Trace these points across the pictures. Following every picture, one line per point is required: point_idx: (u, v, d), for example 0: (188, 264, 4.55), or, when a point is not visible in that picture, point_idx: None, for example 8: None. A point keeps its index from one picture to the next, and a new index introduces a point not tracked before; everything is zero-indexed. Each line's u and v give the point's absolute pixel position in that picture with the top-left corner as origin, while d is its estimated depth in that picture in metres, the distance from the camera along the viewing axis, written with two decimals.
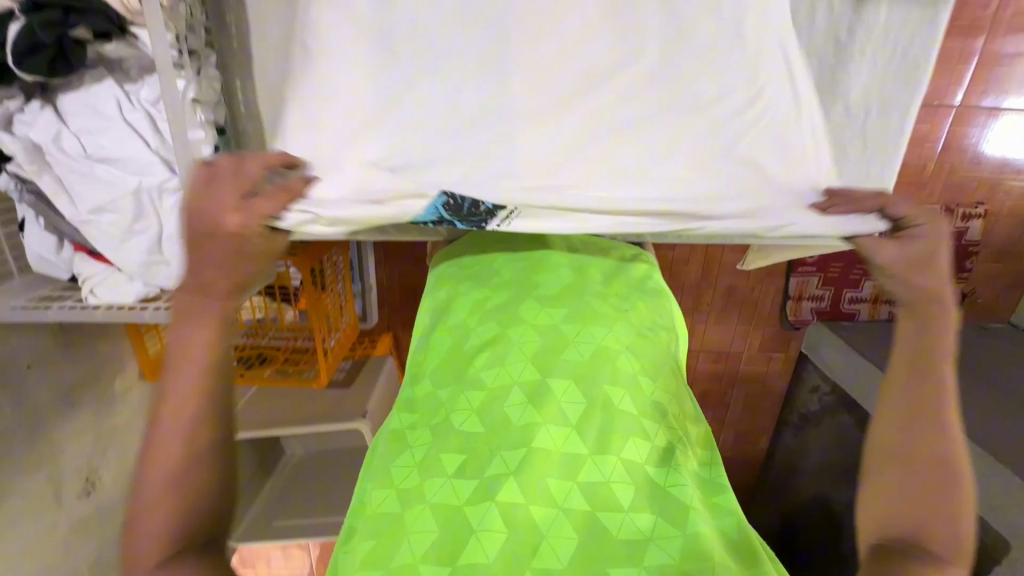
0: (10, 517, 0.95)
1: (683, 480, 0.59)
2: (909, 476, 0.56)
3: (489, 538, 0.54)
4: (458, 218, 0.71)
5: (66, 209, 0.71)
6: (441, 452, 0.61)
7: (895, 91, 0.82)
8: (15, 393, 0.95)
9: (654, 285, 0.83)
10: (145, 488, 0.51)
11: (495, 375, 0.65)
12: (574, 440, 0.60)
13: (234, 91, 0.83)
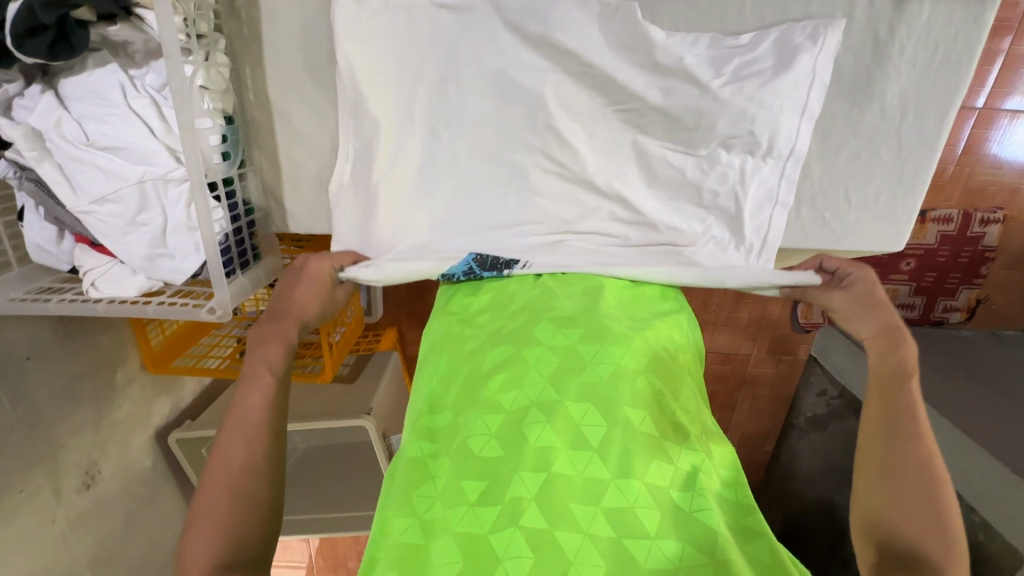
0: (9, 511, 0.93)
1: (707, 504, 0.57)
2: (903, 495, 0.58)
3: (514, 565, 0.52)
4: (485, 268, 0.79)
5: (66, 197, 0.68)
6: (462, 479, 0.59)
7: (937, 92, 0.77)
8: (13, 385, 0.93)
9: (674, 301, 0.80)
10: (201, 501, 0.57)
11: (513, 398, 0.63)
12: (596, 464, 0.57)
13: (243, 77, 0.79)
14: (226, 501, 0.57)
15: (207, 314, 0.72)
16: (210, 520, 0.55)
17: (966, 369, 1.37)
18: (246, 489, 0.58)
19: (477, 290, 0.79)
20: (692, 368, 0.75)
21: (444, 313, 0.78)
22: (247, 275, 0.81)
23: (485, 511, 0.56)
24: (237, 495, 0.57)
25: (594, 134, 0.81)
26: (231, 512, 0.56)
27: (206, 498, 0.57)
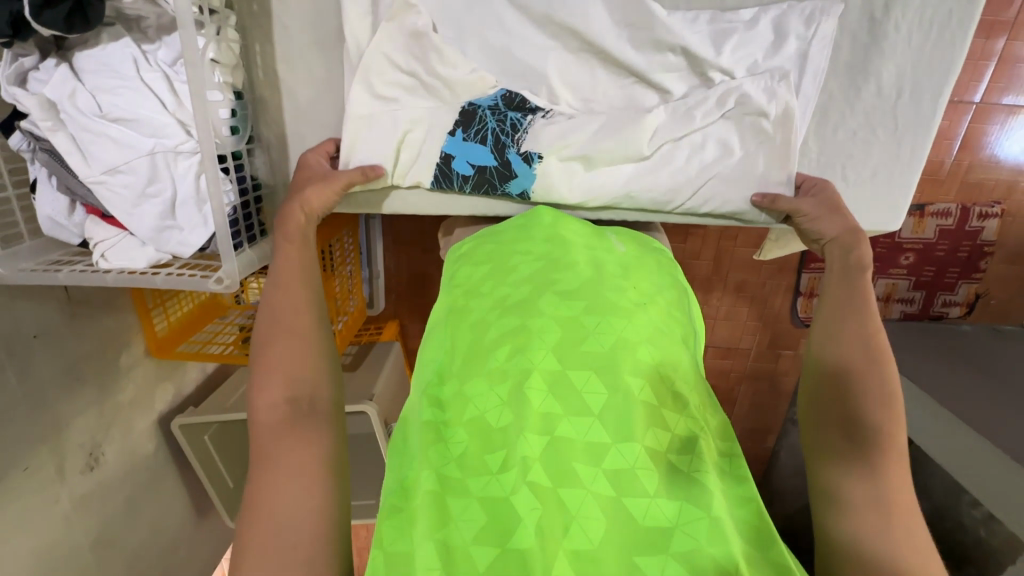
0: (13, 487, 0.93)
1: (704, 467, 0.58)
2: (868, 399, 0.62)
3: (531, 519, 0.53)
4: (511, 107, 0.81)
5: (79, 168, 0.69)
6: (474, 446, 0.59)
7: (930, 72, 0.79)
8: (20, 362, 0.94)
9: (675, 280, 0.82)
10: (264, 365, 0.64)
11: (516, 364, 0.62)
12: (598, 429, 0.58)
13: (253, 55, 0.80)
14: (290, 362, 0.64)
15: (214, 284, 0.74)
16: (278, 375, 0.63)
17: (963, 362, 1.38)
18: (307, 353, 0.66)
19: (480, 261, 0.80)
20: (693, 342, 0.75)
21: (450, 284, 0.79)
22: (253, 249, 0.82)
23: (501, 476, 0.56)
24: (300, 355, 0.65)
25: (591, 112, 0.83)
26: (294, 374, 0.64)
27: (269, 362, 0.64)
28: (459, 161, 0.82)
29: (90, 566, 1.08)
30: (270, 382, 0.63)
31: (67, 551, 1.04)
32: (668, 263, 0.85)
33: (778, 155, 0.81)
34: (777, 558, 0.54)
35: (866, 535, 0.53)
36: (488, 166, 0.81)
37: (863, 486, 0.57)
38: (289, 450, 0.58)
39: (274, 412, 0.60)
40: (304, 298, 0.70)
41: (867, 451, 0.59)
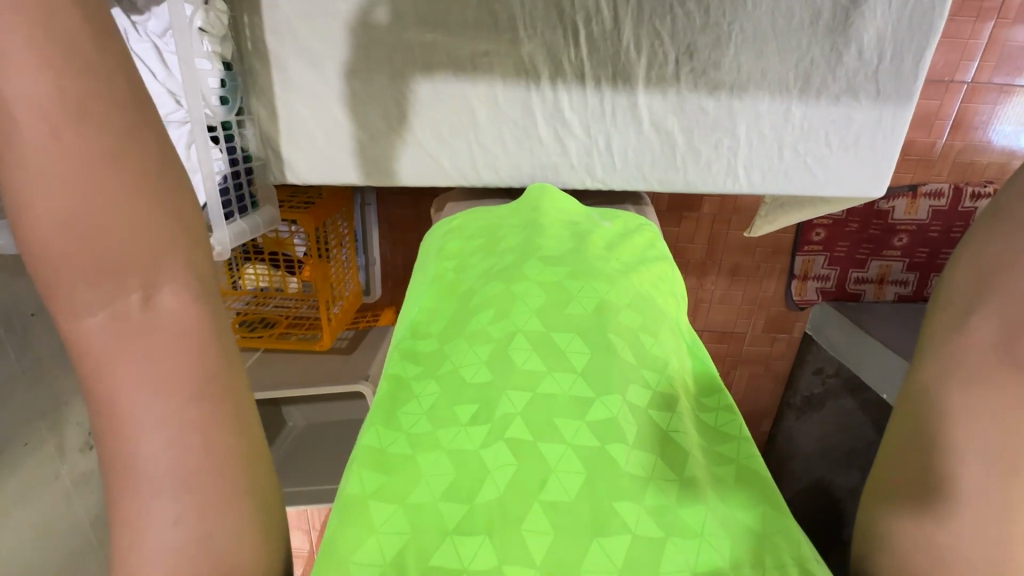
0: (15, 462, 0.95)
1: (684, 426, 0.59)
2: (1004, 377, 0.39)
3: (501, 472, 0.53)
4: None
5: None
6: (448, 401, 0.61)
7: (909, 37, 0.80)
8: (18, 339, 0.95)
9: (658, 251, 0.84)
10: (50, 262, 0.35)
11: (500, 325, 0.65)
12: (581, 385, 0.59)
13: (241, 26, 0.77)
14: (83, 251, 0.35)
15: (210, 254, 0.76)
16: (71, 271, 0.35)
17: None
18: (117, 220, 0.36)
19: (470, 235, 0.84)
20: (678, 314, 0.78)
21: (437, 255, 0.84)
22: (247, 221, 0.84)
23: (472, 429, 0.57)
24: (113, 231, 0.36)
25: (579, 76, 0.83)
26: (102, 266, 0.36)
27: (49, 245, 0.35)
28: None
29: (93, 545, 1.09)
30: (71, 283, 0.36)
31: (69, 529, 1.04)
32: (650, 235, 0.87)
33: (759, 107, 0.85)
34: (751, 514, 0.54)
35: (924, 555, 0.38)
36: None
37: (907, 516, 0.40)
38: (144, 394, 0.38)
39: (102, 345, 0.37)
40: (57, 100, 0.33)
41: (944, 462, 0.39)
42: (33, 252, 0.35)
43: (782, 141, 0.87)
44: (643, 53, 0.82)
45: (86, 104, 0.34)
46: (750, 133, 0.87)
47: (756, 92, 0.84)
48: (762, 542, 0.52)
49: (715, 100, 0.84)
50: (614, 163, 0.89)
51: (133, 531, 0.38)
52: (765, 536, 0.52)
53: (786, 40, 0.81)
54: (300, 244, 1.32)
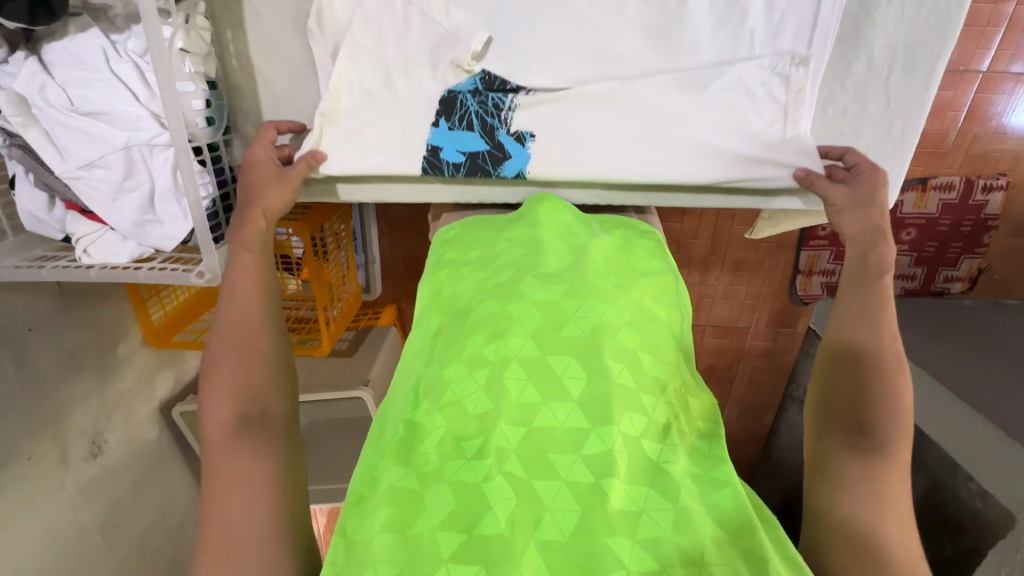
0: (19, 475, 0.96)
1: (674, 457, 0.58)
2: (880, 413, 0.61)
3: (504, 508, 0.53)
4: (490, 90, 0.78)
5: (53, 164, 0.65)
6: (453, 434, 0.60)
7: (920, 47, 0.76)
8: (18, 355, 0.95)
9: (658, 261, 0.82)
10: (217, 376, 0.61)
11: (496, 350, 0.64)
12: (577, 415, 0.59)
13: (225, 47, 0.76)
14: (236, 375, 0.61)
15: (196, 279, 0.70)
16: (222, 386, 0.60)
17: (963, 340, 1.37)
18: (258, 352, 0.64)
19: (467, 246, 0.82)
20: (679, 327, 0.76)
21: (435, 269, 0.82)
22: None
23: (475, 462, 0.57)
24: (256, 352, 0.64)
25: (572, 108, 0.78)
26: (249, 376, 0.62)
27: (217, 364, 0.62)
28: (448, 149, 0.78)
29: (100, 549, 1.11)
30: (223, 386, 0.60)
31: (74, 535, 1.06)
32: (652, 244, 0.85)
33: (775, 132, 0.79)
34: (751, 545, 0.54)
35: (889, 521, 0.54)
36: (480, 151, 0.78)
37: (862, 490, 0.56)
38: (241, 455, 0.56)
39: (222, 425, 0.57)
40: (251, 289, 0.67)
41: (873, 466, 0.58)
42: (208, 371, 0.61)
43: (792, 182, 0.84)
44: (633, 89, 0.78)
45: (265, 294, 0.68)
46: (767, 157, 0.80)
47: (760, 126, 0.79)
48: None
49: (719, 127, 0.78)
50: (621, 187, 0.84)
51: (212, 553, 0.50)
52: (763, 566, 0.52)
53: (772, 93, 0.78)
54: (297, 246, 1.29)
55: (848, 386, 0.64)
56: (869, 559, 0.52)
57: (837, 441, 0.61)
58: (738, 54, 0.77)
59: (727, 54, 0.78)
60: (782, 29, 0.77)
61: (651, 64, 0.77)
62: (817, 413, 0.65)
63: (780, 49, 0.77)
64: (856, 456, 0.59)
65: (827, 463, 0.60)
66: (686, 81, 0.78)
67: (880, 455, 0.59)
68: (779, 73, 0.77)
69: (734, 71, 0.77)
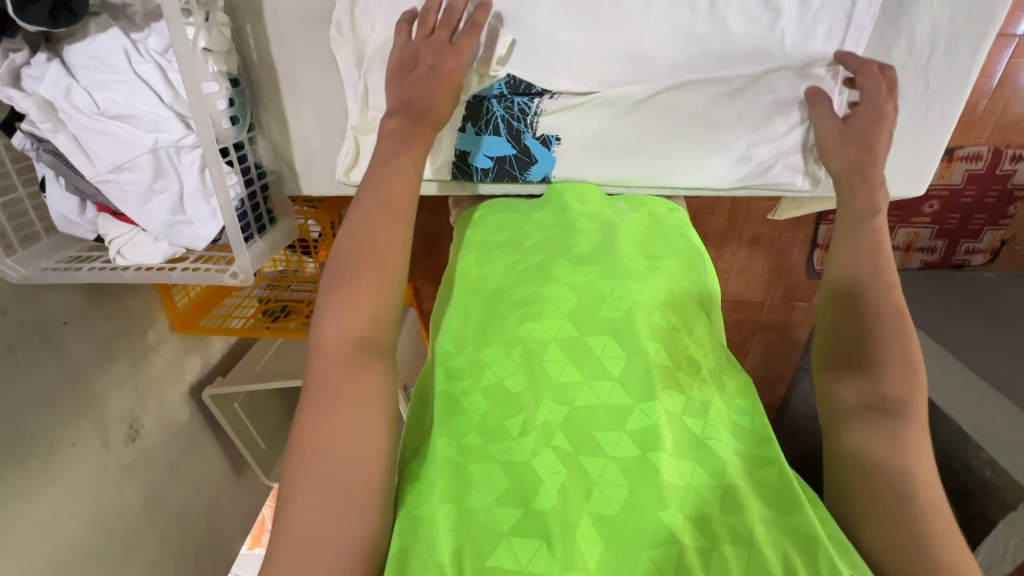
0: (65, 459, 1.00)
1: (717, 434, 0.60)
2: (886, 366, 0.59)
3: (554, 481, 0.56)
4: (516, 95, 0.72)
5: (85, 168, 0.65)
6: (494, 412, 0.62)
7: (969, 24, 0.66)
8: (56, 346, 0.98)
9: (688, 244, 0.79)
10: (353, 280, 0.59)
11: (530, 330, 0.66)
12: (617, 392, 0.61)
13: (244, 37, 0.70)
14: (369, 291, 0.59)
15: (230, 279, 0.70)
16: (355, 299, 0.58)
17: (983, 314, 1.37)
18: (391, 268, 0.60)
19: (495, 229, 0.80)
20: (714, 311, 0.77)
21: (463, 252, 0.80)
22: (266, 240, 0.77)
23: (520, 439, 0.59)
24: (389, 263, 0.60)
25: (579, 119, 0.74)
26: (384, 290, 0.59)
27: (349, 266, 0.60)
28: (476, 156, 0.76)
29: (144, 525, 1.17)
30: (359, 291, 0.58)
31: (119, 513, 1.11)
32: (680, 221, 0.81)
33: (782, 141, 0.74)
34: (798, 523, 0.53)
35: (921, 477, 0.53)
36: (507, 156, 0.75)
37: (879, 441, 0.56)
38: (356, 373, 0.55)
39: (344, 335, 0.57)
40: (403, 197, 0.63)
41: (889, 419, 0.57)
42: (346, 271, 0.59)
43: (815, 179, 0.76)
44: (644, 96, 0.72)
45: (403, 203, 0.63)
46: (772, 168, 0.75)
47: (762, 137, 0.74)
48: (810, 554, 0.51)
49: (724, 137, 0.74)
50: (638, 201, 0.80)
51: (320, 458, 0.51)
52: (814, 546, 0.52)
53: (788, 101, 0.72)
54: (315, 230, 1.31)
55: (851, 343, 0.63)
56: (902, 534, 0.51)
57: (854, 402, 0.60)
58: (768, 58, 0.69)
59: (759, 58, 0.69)
60: (823, 18, 0.67)
61: (661, 74, 0.70)
62: (826, 373, 0.64)
63: (811, 52, 0.69)
64: (872, 417, 0.57)
65: (844, 426, 0.59)
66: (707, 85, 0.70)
67: (898, 412, 0.57)
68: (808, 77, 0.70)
69: (760, 76, 0.70)
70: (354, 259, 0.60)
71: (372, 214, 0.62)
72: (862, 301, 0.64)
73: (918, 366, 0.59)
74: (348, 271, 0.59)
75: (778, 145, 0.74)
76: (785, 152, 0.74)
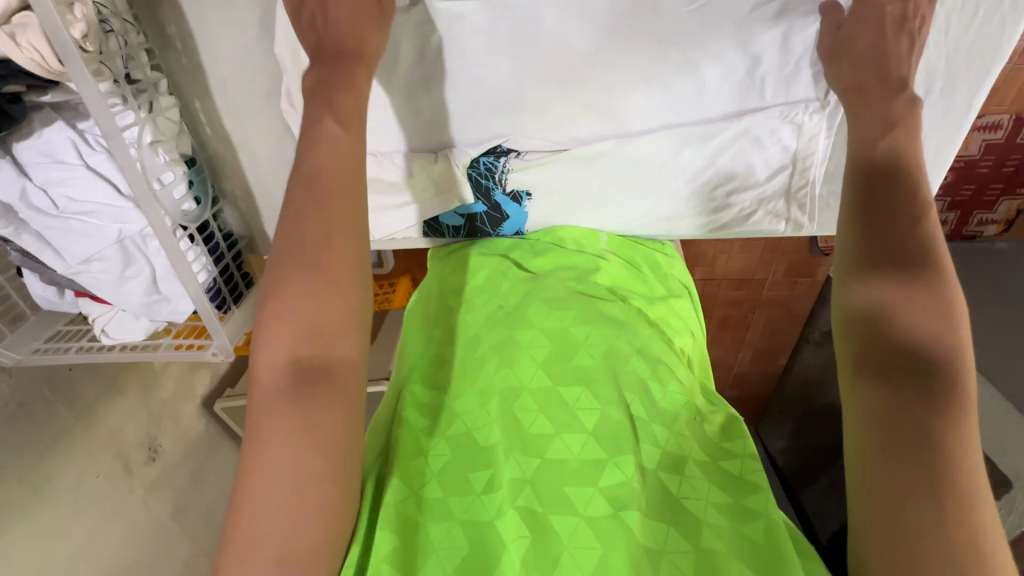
0: (90, 488, 1.07)
1: (698, 491, 0.52)
2: (916, 338, 0.45)
3: (518, 548, 0.48)
4: (483, 154, 0.71)
5: (55, 263, 0.66)
6: (458, 464, 0.54)
7: (966, 68, 0.64)
8: (66, 391, 1.06)
9: (679, 282, 0.77)
10: (282, 284, 0.47)
11: (503, 378, 0.59)
12: (591, 446, 0.53)
13: (194, 112, 0.69)
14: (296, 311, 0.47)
15: (210, 357, 0.74)
16: (284, 322, 0.47)
17: (1005, 302, 1.05)
18: (329, 263, 0.48)
19: (475, 269, 0.73)
20: (692, 356, 0.70)
21: (439, 291, 0.73)
22: (243, 309, 0.78)
23: (486, 496, 0.52)
24: (326, 251, 0.48)
25: (555, 172, 0.72)
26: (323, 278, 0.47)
27: (282, 269, 0.48)
28: (444, 215, 0.76)
29: (175, 532, 1.23)
30: (293, 297, 0.47)
31: (150, 528, 1.18)
32: (665, 260, 0.78)
33: (769, 188, 0.72)
34: None
35: (968, 505, 0.39)
36: (477, 215, 0.75)
37: (887, 433, 0.42)
38: (288, 415, 0.44)
39: (278, 368, 0.46)
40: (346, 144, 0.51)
41: (924, 410, 0.42)
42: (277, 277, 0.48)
43: (798, 224, 0.75)
44: (626, 146, 0.70)
45: (349, 162, 0.51)
46: (752, 214, 0.74)
47: (741, 184, 0.72)
48: None
49: (704, 183, 0.72)
50: (627, 244, 0.78)
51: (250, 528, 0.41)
52: None
53: (772, 149, 0.69)
54: None
55: (877, 304, 0.47)
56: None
57: (871, 382, 0.45)
58: (742, 103, 0.67)
59: (735, 104, 0.68)
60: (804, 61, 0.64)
61: (648, 132, 0.69)
62: (845, 348, 0.49)
63: (795, 95, 0.67)
64: (886, 420, 0.43)
65: (851, 423, 0.45)
66: (686, 136, 0.69)
67: (940, 399, 0.42)
68: (792, 123, 0.67)
69: (741, 124, 0.68)
70: (279, 261, 0.48)
71: (308, 185, 0.50)
72: (889, 260, 0.48)
73: (964, 352, 0.44)
74: (276, 273, 0.48)
75: (759, 192, 0.72)
76: (767, 197, 0.73)
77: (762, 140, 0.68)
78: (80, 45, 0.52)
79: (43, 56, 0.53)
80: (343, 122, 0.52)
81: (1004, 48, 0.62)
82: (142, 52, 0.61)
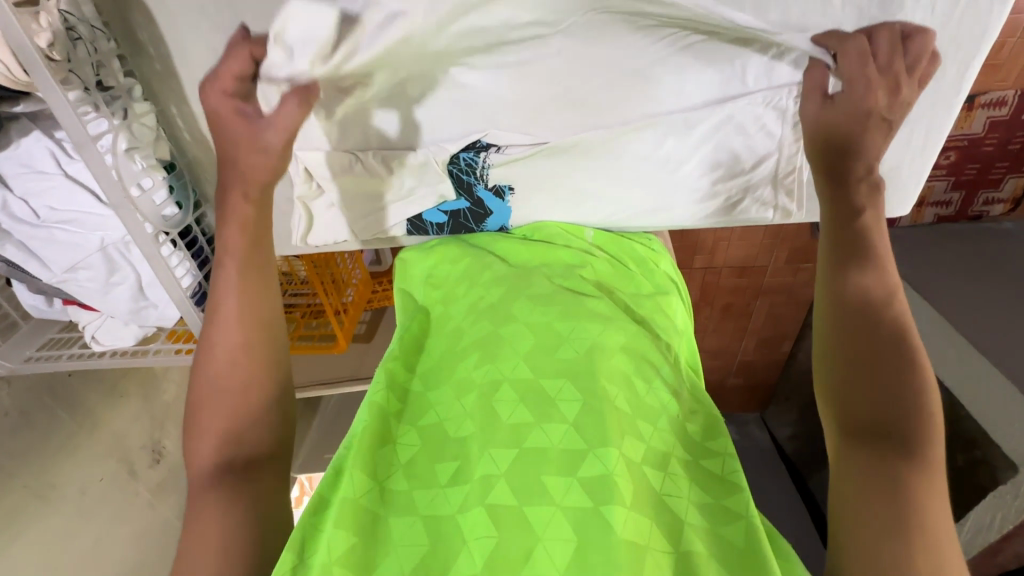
0: (96, 491, 1.08)
1: (678, 490, 0.51)
2: (887, 389, 0.48)
3: (479, 546, 0.46)
4: (463, 149, 0.71)
5: (41, 273, 0.68)
6: (430, 457, 0.55)
7: (955, 43, 0.62)
8: (67, 396, 1.07)
9: (665, 274, 0.76)
10: (199, 403, 0.55)
11: (484, 374, 0.58)
12: (571, 436, 0.52)
13: (172, 117, 0.68)
14: (217, 417, 0.54)
15: None
16: (207, 430, 0.53)
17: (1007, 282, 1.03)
18: (233, 370, 0.56)
19: (455, 260, 0.73)
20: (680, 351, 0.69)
21: (425, 285, 0.73)
22: None
23: (452, 489, 0.51)
24: (227, 365, 0.56)
25: (535, 166, 0.72)
26: (229, 386, 0.55)
27: (200, 391, 0.55)
28: (428, 212, 0.76)
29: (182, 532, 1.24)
30: (206, 413, 0.54)
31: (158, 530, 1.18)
32: (651, 253, 0.77)
33: (752, 175, 0.72)
34: None
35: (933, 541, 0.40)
36: (461, 210, 0.76)
37: (867, 474, 0.44)
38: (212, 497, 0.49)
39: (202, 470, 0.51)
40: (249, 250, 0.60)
41: (897, 457, 0.44)
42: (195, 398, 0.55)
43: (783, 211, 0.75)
44: (607, 137, 0.69)
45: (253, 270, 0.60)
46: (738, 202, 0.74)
47: (723, 173, 0.72)
48: None
49: (687, 172, 0.72)
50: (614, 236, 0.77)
51: None
52: None
53: (753, 137, 0.69)
54: None
55: (861, 354, 0.50)
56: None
57: (851, 433, 0.47)
58: (724, 89, 0.66)
59: (716, 91, 0.66)
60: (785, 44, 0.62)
61: (630, 123, 0.69)
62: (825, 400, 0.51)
63: (778, 81, 0.65)
64: (869, 464, 0.44)
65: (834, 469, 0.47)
66: (669, 125, 0.68)
67: (911, 450, 0.44)
68: (775, 109, 0.66)
69: (723, 111, 0.67)
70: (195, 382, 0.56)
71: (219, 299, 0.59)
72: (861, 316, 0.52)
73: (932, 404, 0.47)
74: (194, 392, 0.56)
75: (743, 179, 0.72)
76: (752, 184, 0.73)
77: (743, 128, 0.68)
78: (44, 52, 0.54)
79: (9, 67, 0.55)
80: (251, 234, 0.61)
81: (996, 22, 0.60)
82: (115, 58, 0.62)
